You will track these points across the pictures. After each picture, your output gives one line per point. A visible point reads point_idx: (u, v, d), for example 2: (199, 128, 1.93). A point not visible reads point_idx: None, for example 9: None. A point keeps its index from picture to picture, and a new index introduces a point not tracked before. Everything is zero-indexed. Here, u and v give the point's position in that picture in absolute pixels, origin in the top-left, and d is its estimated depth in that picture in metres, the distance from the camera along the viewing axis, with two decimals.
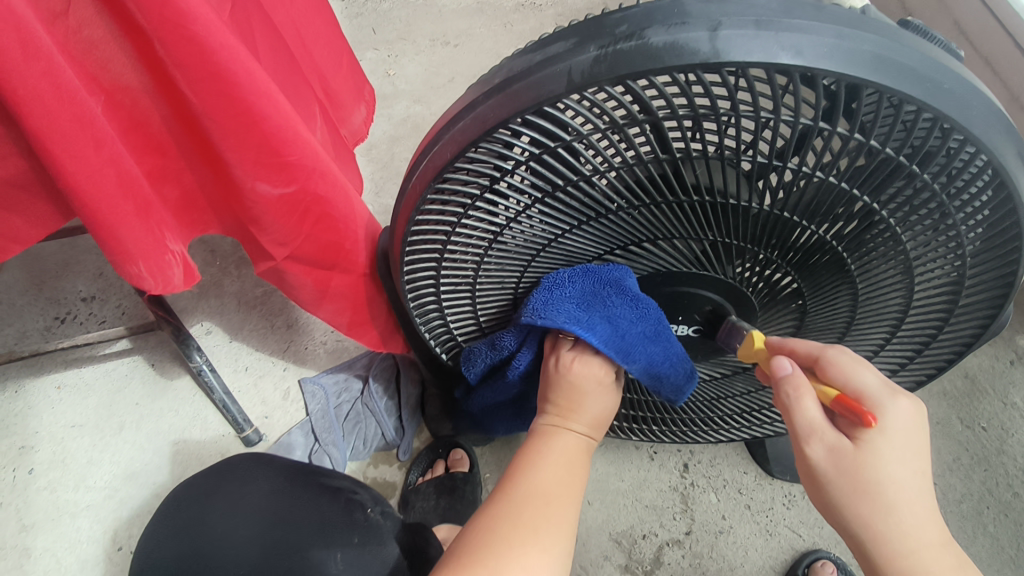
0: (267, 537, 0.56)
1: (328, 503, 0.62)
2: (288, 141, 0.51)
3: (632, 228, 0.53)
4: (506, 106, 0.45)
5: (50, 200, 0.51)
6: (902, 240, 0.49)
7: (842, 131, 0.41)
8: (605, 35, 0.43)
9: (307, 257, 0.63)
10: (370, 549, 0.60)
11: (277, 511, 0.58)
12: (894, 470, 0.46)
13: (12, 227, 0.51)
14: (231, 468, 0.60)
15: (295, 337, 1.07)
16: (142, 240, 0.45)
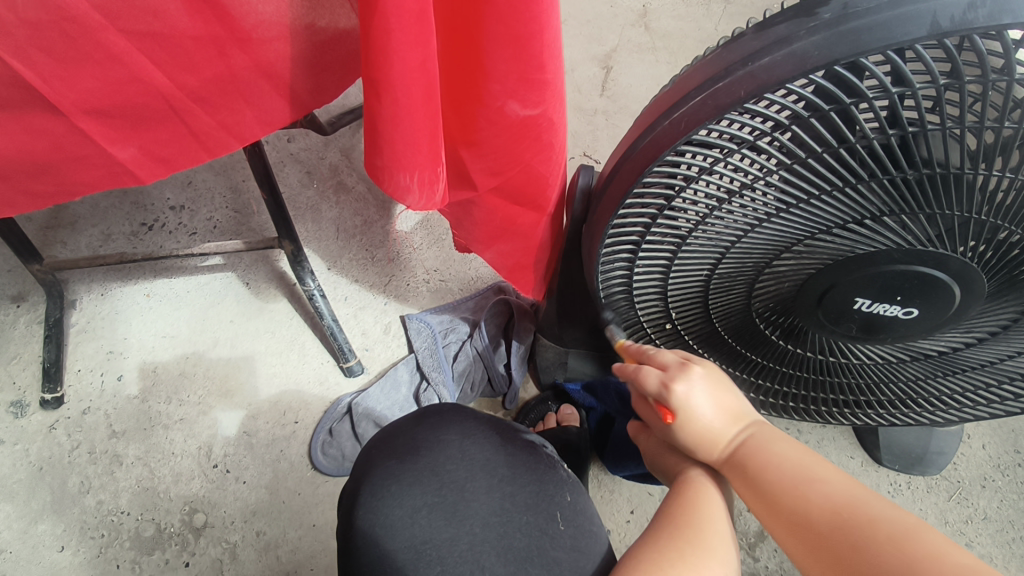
0: (496, 496, 0.54)
1: (535, 459, 0.58)
2: (553, 53, 0.46)
3: (898, 203, 0.49)
4: (837, 46, 0.40)
5: (284, 98, 0.46)
6: None
7: None
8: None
9: (508, 189, 0.59)
10: (583, 509, 0.55)
11: (501, 470, 0.56)
12: (720, 423, 0.54)
13: (241, 122, 0.47)
14: (446, 418, 0.59)
15: (397, 271, 1.03)
16: (420, 152, 0.42)
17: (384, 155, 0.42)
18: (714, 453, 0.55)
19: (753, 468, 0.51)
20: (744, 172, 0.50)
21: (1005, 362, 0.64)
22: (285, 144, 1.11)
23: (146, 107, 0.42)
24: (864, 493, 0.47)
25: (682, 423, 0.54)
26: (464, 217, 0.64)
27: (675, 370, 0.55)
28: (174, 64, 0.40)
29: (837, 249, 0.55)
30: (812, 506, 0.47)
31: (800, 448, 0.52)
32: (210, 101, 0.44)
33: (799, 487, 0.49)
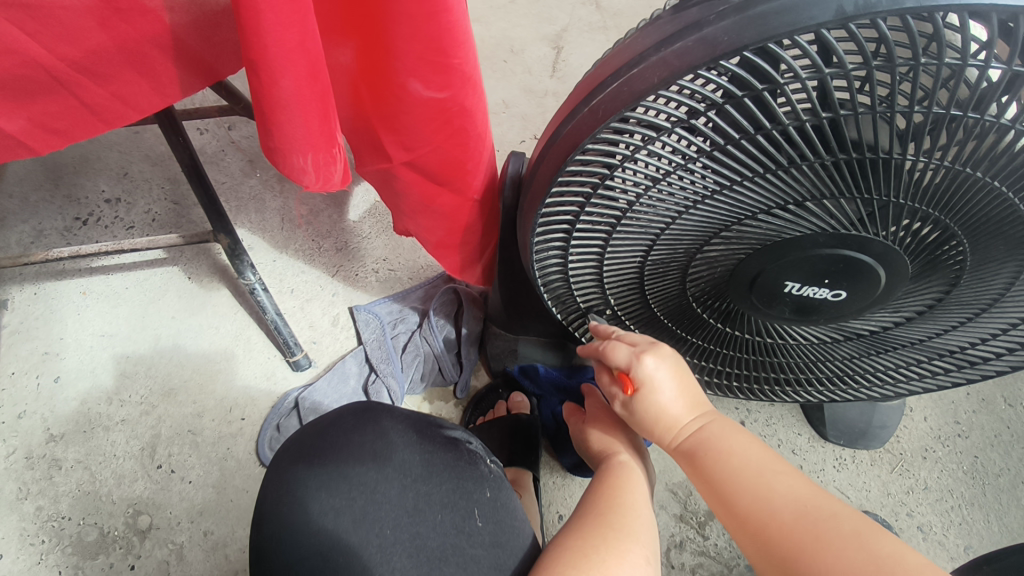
0: (408, 497, 0.54)
1: (456, 455, 0.58)
2: (460, 38, 0.45)
3: (818, 185, 0.49)
4: (745, 32, 0.39)
5: (180, 64, 0.45)
6: None
7: None
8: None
9: (427, 168, 0.58)
10: (503, 504, 0.57)
11: (416, 469, 0.56)
12: (680, 408, 0.57)
13: (136, 92, 0.45)
14: (361, 416, 0.58)
15: (345, 261, 1.01)
16: (308, 133, 0.42)
17: (278, 141, 0.42)
18: (670, 436, 0.58)
19: (707, 452, 0.55)
20: (663, 159, 0.49)
21: (935, 340, 0.64)
22: (226, 132, 1.08)
23: (28, 79, 0.39)
24: (774, 467, 0.53)
25: (642, 400, 0.58)
26: (392, 192, 0.64)
27: (645, 346, 0.58)
28: (51, 35, 0.38)
29: (763, 233, 0.55)
30: (743, 490, 0.52)
31: (728, 425, 0.56)
32: (100, 72, 0.41)
33: (722, 459, 0.54)
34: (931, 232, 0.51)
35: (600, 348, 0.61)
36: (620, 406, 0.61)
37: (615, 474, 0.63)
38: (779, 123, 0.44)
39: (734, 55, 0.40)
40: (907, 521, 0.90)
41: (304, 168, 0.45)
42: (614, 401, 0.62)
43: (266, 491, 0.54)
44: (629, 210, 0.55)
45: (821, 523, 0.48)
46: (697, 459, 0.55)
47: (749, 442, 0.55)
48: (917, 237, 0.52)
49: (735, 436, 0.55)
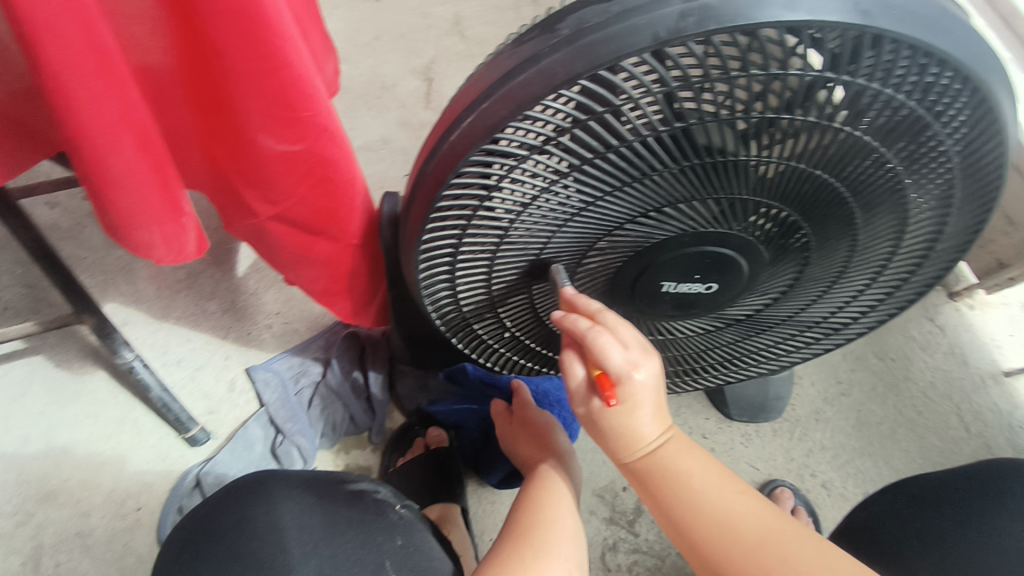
0: (312, 562, 0.52)
1: (359, 511, 0.57)
2: (307, 94, 0.45)
3: (670, 190, 0.52)
4: (576, 61, 0.42)
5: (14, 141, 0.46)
6: (907, 189, 0.53)
7: (878, 88, 0.43)
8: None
9: (296, 219, 0.58)
10: (415, 549, 0.56)
11: (316, 532, 0.54)
12: (649, 424, 0.57)
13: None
14: (253, 489, 0.55)
15: (234, 321, 0.96)
16: (152, 207, 0.41)
17: (109, 217, 0.41)
18: (629, 450, 0.58)
19: (670, 472, 0.57)
20: (526, 184, 0.51)
21: (802, 314, 0.70)
22: (81, 202, 1.00)
23: None
24: (712, 478, 0.57)
25: (623, 408, 0.56)
26: (265, 248, 0.63)
27: (636, 354, 0.54)
28: None
29: (631, 240, 0.58)
30: (675, 503, 0.57)
31: (687, 444, 0.58)
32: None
33: (658, 479, 0.57)
34: (775, 219, 0.56)
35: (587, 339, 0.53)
36: (590, 408, 0.59)
37: (542, 493, 0.67)
38: (623, 139, 0.47)
39: (571, 83, 0.43)
40: (810, 481, 0.98)
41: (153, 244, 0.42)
42: (584, 400, 0.59)
43: None
44: (505, 235, 0.57)
45: (754, 532, 0.53)
46: (653, 477, 0.58)
47: (701, 456, 0.58)
48: (764, 225, 0.57)
49: (688, 452, 0.58)
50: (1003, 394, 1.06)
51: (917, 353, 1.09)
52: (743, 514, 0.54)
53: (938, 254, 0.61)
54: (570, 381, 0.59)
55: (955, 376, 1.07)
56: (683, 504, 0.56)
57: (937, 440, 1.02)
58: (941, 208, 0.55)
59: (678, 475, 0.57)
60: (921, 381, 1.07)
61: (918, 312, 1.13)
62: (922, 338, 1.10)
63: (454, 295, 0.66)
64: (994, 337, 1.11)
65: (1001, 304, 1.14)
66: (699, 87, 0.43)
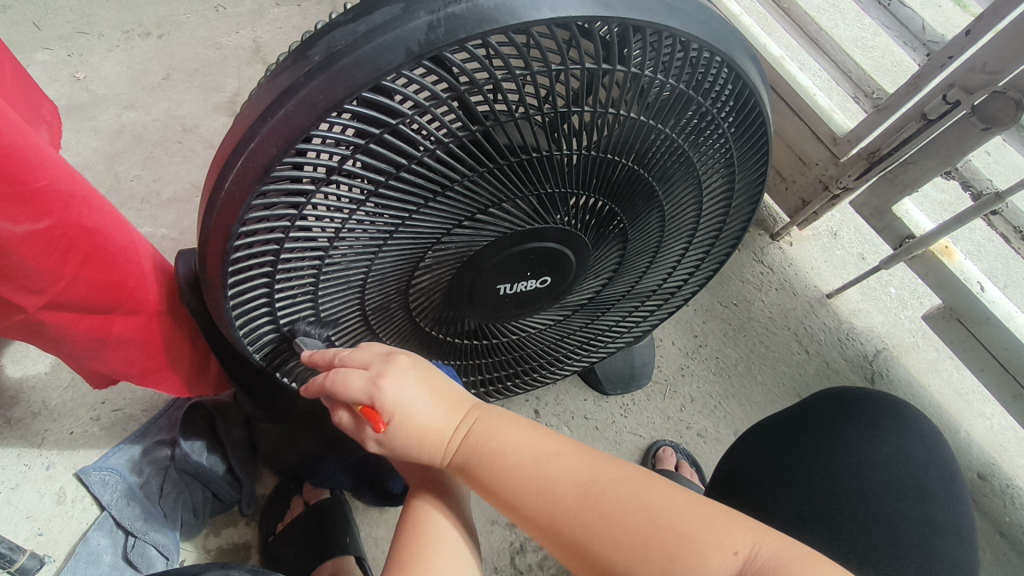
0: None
1: None
2: (35, 160, 0.42)
3: (477, 198, 0.52)
4: (335, 87, 0.40)
5: None
6: (692, 158, 0.56)
7: (637, 72, 0.45)
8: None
9: (76, 303, 0.50)
10: None
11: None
12: (441, 423, 0.53)
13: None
14: None
15: (51, 423, 0.83)
16: None
17: None
18: (437, 454, 0.53)
19: (484, 454, 0.51)
20: (326, 218, 0.49)
21: (638, 287, 0.73)
22: None
23: None
24: (547, 450, 0.51)
25: (397, 428, 0.51)
26: (50, 344, 0.54)
27: (377, 365, 0.51)
28: None
29: (455, 252, 0.57)
30: (524, 486, 0.50)
31: (498, 417, 0.53)
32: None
33: (495, 461, 0.51)
34: (586, 207, 0.58)
35: (325, 386, 0.50)
36: (372, 445, 0.53)
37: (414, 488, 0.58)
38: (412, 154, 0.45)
39: (337, 109, 0.41)
40: (687, 433, 1.04)
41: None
42: (363, 441, 0.54)
43: None
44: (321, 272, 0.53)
45: (606, 494, 0.48)
46: (471, 464, 0.52)
47: (517, 427, 0.53)
48: (578, 213, 0.58)
49: (506, 427, 0.52)
50: (829, 313, 1.19)
51: (755, 293, 1.20)
52: (590, 478, 0.49)
53: (736, 209, 0.66)
54: (345, 423, 0.53)
55: (788, 307, 1.19)
56: (535, 487, 0.49)
57: (785, 368, 1.13)
58: (727, 171, 0.60)
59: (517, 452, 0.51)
60: (763, 318, 1.18)
61: (748, 257, 1.24)
62: (755, 279, 1.21)
63: (287, 343, 0.61)
64: (812, 265, 1.25)
65: (813, 235, 1.28)
66: (470, 94, 0.43)
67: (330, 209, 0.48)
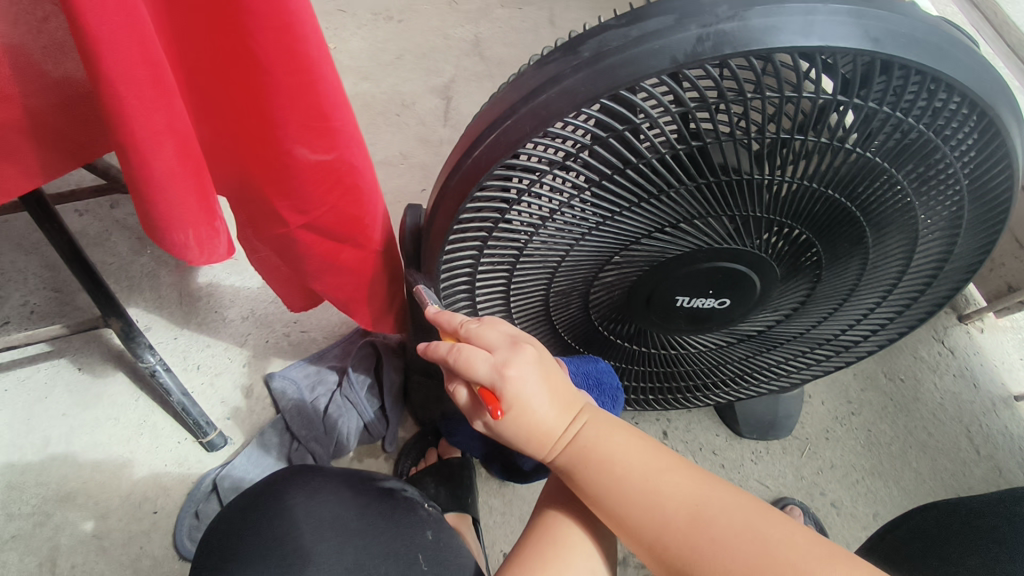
0: (348, 552, 0.50)
1: (393, 505, 0.56)
2: (337, 102, 0.46)
3: (688, 207, 0.54)
4: (598, 82, 0.44)
5: (52, 148, 0.44)
6: (917, 209, 0.54)
7: (887, 111, 0.45)
8: (702, 10, 0.42)
9: (324, 228, 0.58)
10: (447, 544, 0.55)
11: (352, 523, 0.52)
12: None
13: (2, 177, 0.43)
14: (289, 482, 0.54)
15: (253, 329, 0.98)
16: (189, 211, 0.41)
17: (147, 220, 0.40)
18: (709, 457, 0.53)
19: (753, 492, 0.52)
20: (548, 199, 0.53)
21: (814, 330, 0.71)
22: (109, 210, 1.03)
23: None
24: (816, 519, 0.52)
25: (514, 417, 0.52)
26: (291, 261, 0.63)
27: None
28: None
29: (646, 255, 0.60)
30: None
31: None
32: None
33: (642, 504, 0.50)
34: (790, 237, 0.58)
35: None
36: None
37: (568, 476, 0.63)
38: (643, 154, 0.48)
39: (592, 102, 0.45)
40: (821, 500, 0.98)
41: (186, 241, 0.42)
42: None
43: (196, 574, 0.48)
44: (525, 247, 0.58)
45: None
46: (733, 490, 0.53)
47: None
48: (776, 240, 0.58)
49: None
50: (1014, 417, 1.06)
51: (928, 374, 1.09)
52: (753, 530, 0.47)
53: (948, 273, 0.62)
54: None
55: (965, 398, 1.07)
56: (806, 555, 0.50)
57: (947, 462, 1.02)
58: (951, 228, 0.56)
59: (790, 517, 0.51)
60: (932, 402, 1.07)
61: (929, 334, 1.13)
62: (932, 359, 1.10)
63: (472, 305, 0.67)
64: (1003, 360, 1.11)
65: (1011, 327, 1.14)
66: (717, 107, 0.45)
67: (553, 192, 0.52)
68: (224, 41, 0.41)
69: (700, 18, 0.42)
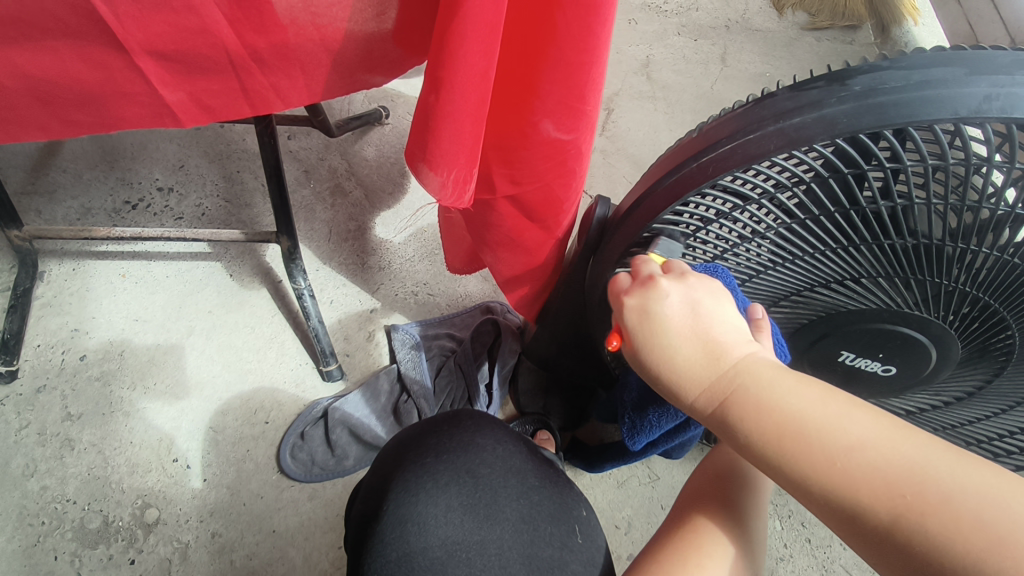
0: (524, 504, 0.55)
1: (555, 474, 0.59)
2: (596, 88, 0.49)
3: (900, 270, 0.52)
4: (863, 116, 0.45)
5: (336, 73, 0.49)
6: None
7: None
8: (995, 68, 0.42)
9: (526, 205, 0.61)
10: (596, 524, 0.57)
11: (530, 479, 0.56)
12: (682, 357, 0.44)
13: (291, 88, 0.49)
14: (478, 423, 0.60)
15: (385, 280, 1.02)
16: (455, 149, 0.44)
17: (426, 148, 0.44)
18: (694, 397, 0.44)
19: (758, 414, 0.41)
20: (756, 219, 0.54)
21: (967, 426, 0.68)
22: (285, 140, 1.10)
23: (208, 58, 0.44)
24: (872, 419, 0.38)
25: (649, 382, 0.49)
26: (478, 228, 0.66)
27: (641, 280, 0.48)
28: (244, 25, 0.42)
29: (831, 301, 0.59)
30: (806, 466, 0.38)
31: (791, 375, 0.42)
32: (269, 63, 0.46)
33: (782, 428, 0.39)
34: (996, 328, 0.55)
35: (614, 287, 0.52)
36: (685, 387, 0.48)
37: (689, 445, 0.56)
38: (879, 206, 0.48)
39: (852, 135, 0.46)
40: None
41: (443, 183, 0.46)
42: None
43: (394, 481, 0.55)
44: (711, 261, 0.60)
45: (928, 478, 0.34)
46: (735, 428, 0.42)
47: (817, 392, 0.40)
48: (972, 324, 0.56)
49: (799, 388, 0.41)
50: None
51: None
52: (874, 442, 0.37)
53: None
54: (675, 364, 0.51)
55: None
56: (862, 468, 0.36)
57: None
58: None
59: (828, 428, 0.38)
60: None
61: None
62: None
63: None
64: None
65: None
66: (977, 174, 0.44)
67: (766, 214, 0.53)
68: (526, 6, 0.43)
69: (993, 74, 0.42)
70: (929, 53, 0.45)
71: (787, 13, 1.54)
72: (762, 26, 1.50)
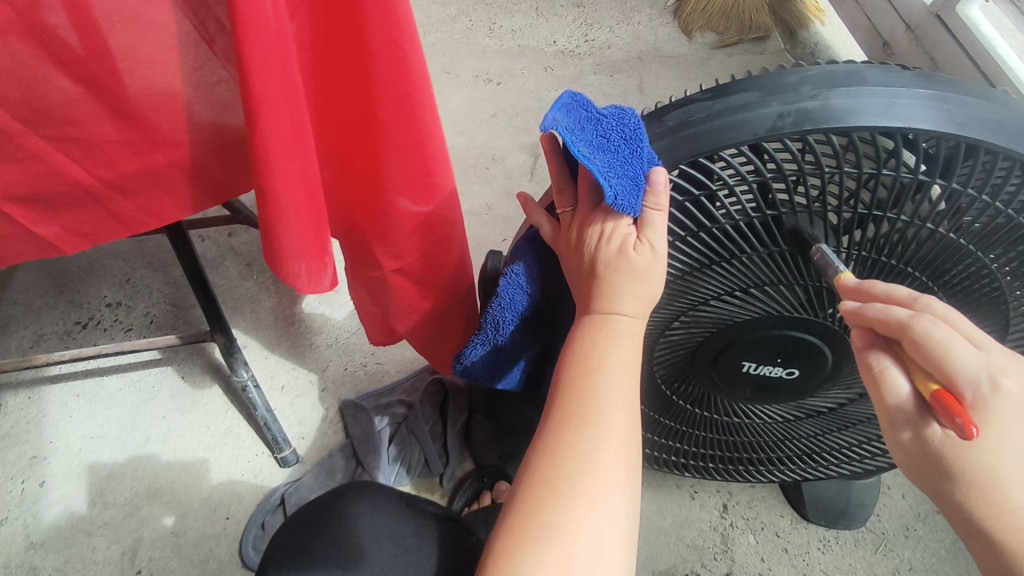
0: (401, 565, 0.59)
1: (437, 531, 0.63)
2: (439, 161, 0.53)
3: (775, 278, 0.53)
4: (680, 148, 0.48)
5: (198, 185, 0.52)
6: (1005, 301, 0.51)
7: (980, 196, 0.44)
8: (784, 86, 0.46)
9: (415, 274, 0.64)
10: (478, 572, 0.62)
11: (406, 539, 0.61)
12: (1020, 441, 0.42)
13: (159, 206, 0.52)
14: (356, 494, 0.64)
15: (334, 356, 1.05)
16: (298, 243, 0.47)
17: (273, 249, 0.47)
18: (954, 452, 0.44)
19: (986, 459, 0.43)
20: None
21: None
22: (225, 238, 1.15)
23: (65, 194, 0.47)
24: None
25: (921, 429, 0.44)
26: (380, 302, 0.68)
27: (1000, 357, 0.42)
28: (91, 161, 0.46)
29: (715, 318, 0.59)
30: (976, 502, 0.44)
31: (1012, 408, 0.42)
32: (128, 189, 0.49)
33: (986, 469, 0.43)
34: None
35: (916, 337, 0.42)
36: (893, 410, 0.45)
37: (584, 368, 0.53)
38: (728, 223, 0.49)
39: (674, 166, 0.49)
40: None
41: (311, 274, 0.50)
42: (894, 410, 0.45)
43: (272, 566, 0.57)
44: None
45: None
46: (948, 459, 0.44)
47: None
48: None
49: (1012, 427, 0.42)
50: None
51: None
52: None
53: None
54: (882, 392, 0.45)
55: None
56: None
57: None
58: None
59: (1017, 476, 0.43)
60: None
61: None
62: None
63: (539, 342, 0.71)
64: None
65: None
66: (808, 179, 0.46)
67: None
68: (352, 98, 0.47)
69: (786, 92, 0.45)
70: (737, 81, 0.48)
71: (697, 36, 1.60)
72: (675, 52, 1.56)
